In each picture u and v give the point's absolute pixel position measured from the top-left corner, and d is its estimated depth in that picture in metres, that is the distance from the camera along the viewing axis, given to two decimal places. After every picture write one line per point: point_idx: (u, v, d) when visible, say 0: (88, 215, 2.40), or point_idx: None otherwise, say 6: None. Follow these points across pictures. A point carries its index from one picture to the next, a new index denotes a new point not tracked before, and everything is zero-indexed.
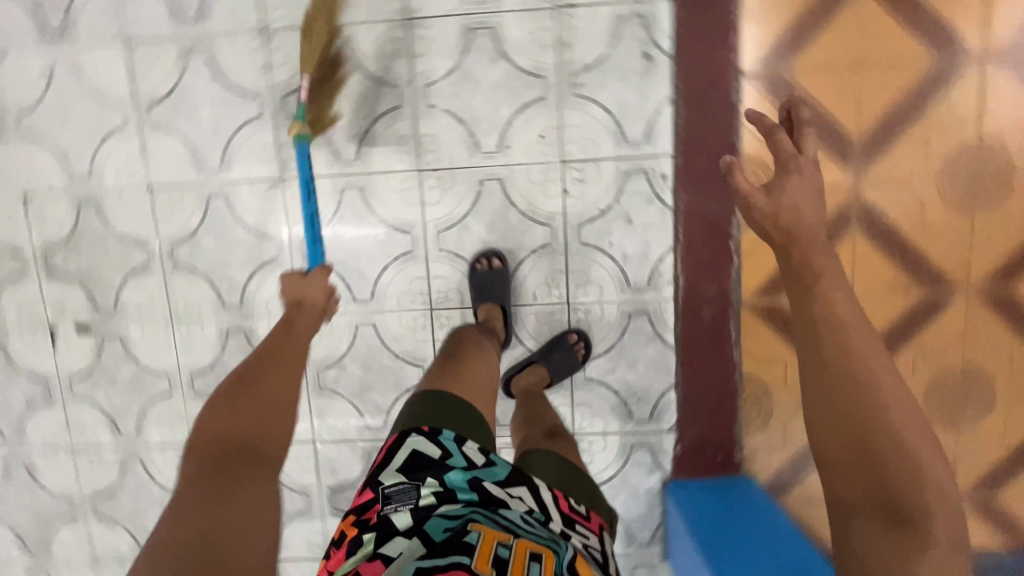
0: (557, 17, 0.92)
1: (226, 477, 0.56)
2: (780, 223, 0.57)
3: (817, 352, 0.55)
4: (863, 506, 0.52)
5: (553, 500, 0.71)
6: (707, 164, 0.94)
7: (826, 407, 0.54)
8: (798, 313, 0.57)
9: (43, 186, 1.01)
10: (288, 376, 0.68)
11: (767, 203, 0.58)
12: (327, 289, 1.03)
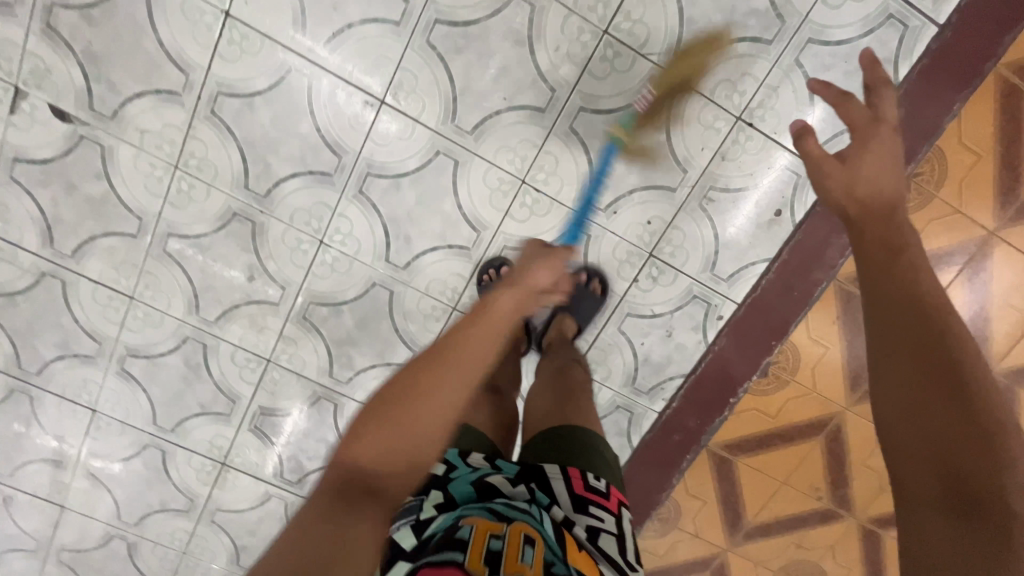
0: (690, 136, 0.90)
1: (380, 428, 0.45)
2: (854, 191, 0.53)
3: (897, 277, 0.47)
4: (928, 438, 0.43)
5: (565, 483, 0.66)
6: (765, 306, 0.98)
7: (900, 327, 0.46)
8: (873, 241, 0.50)
9: (43, 88, 0.85)
10: (480, 349, 0.52)
11: (841, 168, 0.55)
12: (333, 287, 0.97)
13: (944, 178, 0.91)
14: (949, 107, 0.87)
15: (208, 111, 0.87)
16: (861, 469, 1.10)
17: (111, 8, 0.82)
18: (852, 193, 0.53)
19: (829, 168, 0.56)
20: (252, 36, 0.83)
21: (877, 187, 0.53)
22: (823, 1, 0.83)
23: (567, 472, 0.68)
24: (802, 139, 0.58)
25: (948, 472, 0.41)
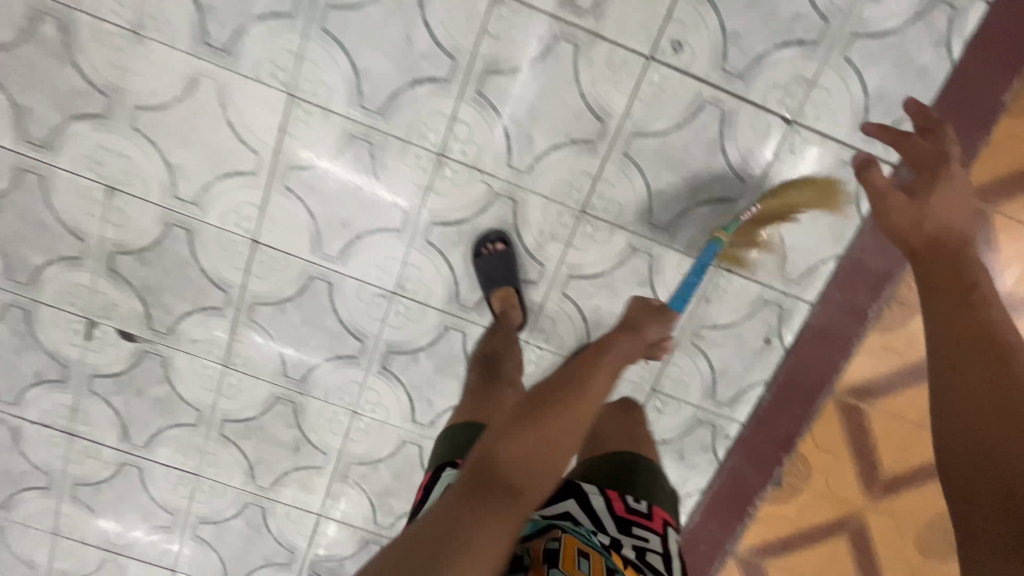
0: (674, 285, 0.97)
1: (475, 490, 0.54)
2: (924, 226, 0.64)
3: (964, 313, 0.56)
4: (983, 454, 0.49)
5: (603, 505, 0.72)
6: (783, 403, 1.03)
7: (972, 358, 0.53)
8: (945, 275, 0.60)
9: (112, 318, 1.01)
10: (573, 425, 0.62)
11: (904, 202, 0.66)
12: (370, 447, 1.08)
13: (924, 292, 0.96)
14: None
15: (247, 317, 1.01)
16: (891, 561, 1.12)
17: (160, 250, 0.97)
18: (920, 224, 0.64)
19: (897, 199, 0.66)
20: (278, 254, 0.97)
21: (947, 223, 0.63)
22: (778, 159, 0.91)
23: (605, 493, 0.73)
24: (868, 168, 0.69)
25: (1007, 491, 0.46)
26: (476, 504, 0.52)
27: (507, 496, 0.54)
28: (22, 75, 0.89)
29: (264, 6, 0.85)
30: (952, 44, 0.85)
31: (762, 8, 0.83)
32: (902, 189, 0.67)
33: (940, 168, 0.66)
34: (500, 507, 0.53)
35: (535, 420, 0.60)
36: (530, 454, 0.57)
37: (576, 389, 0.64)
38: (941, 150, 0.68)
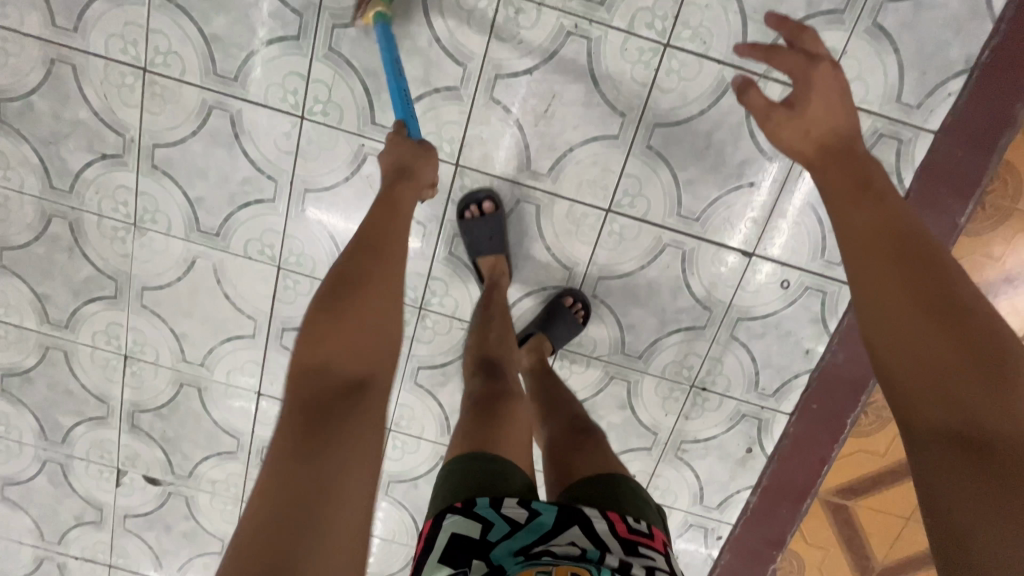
0: (654, 405, 1.02)
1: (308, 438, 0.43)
2: (810, 134, 0.56)
3: (872, 211, 0.48)
4: (930, 382, 0.40)
5: (608, 529, 0.60)
6: (771, 502, 1.06)
7: (888, 264, 0.45)
8: (839, 180, 0.52)
9: (137, 466, 1.10)
10: (378, 344, 0.51)
11: (788, 115, 0.57)
12: (382, 563, 1.16)
13: None
14: None
15: (257, 458, 1.09)
16: None
17: (174, 406, 1.06)
18: (810, 132, 0.56)
19: (779, 121, 0.58)
20: (280, 402, 1.04)
21: (831, 126, 0.56)
22: (741, 288, 0.94)
23: (607, 515, 0.61)
24: (744, 90, 0.60)
25: (970, 424, 0.38)
26: (288, 530, 0.39)
27: (309, 503, 0.40)
28: (38, 267, 0.98)
29: (246, 194, 0.92)
30: (902, 172, 0.88)
31: (710, 157, 0.88)
32: (782, 103, 0.58)
33: (813, 70, 0.57)
34: (357, 497, 0.42)
35: (376, 392, 0.48)
36: (361, 429, 0.45)
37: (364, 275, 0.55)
38: (813, 52, 0.59)
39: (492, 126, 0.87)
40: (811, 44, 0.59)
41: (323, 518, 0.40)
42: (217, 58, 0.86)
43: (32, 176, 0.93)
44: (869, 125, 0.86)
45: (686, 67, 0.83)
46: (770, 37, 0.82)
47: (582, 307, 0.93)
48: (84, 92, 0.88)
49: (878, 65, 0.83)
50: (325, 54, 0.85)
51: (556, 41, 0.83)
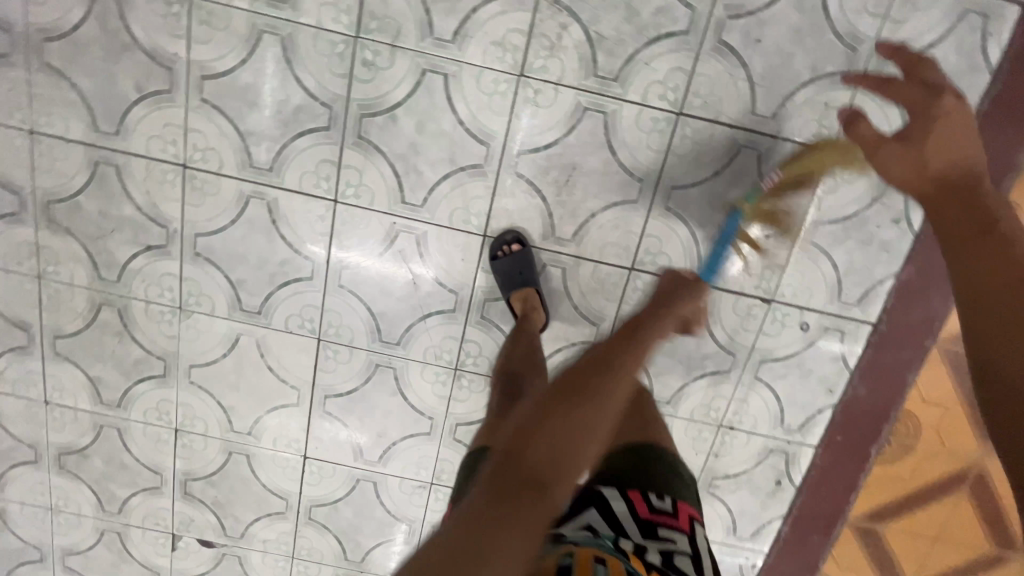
0: (684, 444, 1.06)
1: (563, 459, 0.54)
2: (926, 171, 0.60)
3: (994, 253, 0.52)
4: (995, 427, 0.48)
5: (626, 508, 0.73)
6: (803, 530, 1.10)
7: (995, 311, 0.50)
8: (965, 223, 0.56)
9: (192, 530, 1.16)
10: (613, 393, 0.64)
11: (902, 149, 0.62)
12: None
13: (921, 423, 1.02)
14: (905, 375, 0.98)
15: (305, 516, 1.13)
16: None
17: (224, 472, 1.11)
18: (926, 170, 0.60)
19: (893, 152, 0.63)
20: (326, 463, 1.09)
21: (955, 161, 0.60)
22: (762, 333, 0.98)
23: (627, 496, 0.75)
24: (855, 123, 0.66)
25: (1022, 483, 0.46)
26: (511, 510, 0.48)
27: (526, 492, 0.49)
28: (90, 351, 1.03)
29: (286, 274, 0.97)
30: (912, 217, 0.91)
31: (726, 214, 0.92)
32: (894, 137, 0.63)
33: (936, 104, 0.62)
34: (528, 506, 0.48)
35: (578, 408, 0.58)
36: (547, 458, 0.53)
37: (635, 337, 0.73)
38: (937, 86, 0.63)
39: (517, 198, 0.91)
40: (928, 86, 0.64)
41: (514, 518, 0.47)
42: (252, 151, 0.90)
43: (81, 269, 0.98)
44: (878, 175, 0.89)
45: (698, 133, 0.87)
46: (778, 100, 0.86)
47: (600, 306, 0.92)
48: (129, 190, 0.93)
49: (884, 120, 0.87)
50: (355, 142, 0.89)
51: (574, 117, 0.87)
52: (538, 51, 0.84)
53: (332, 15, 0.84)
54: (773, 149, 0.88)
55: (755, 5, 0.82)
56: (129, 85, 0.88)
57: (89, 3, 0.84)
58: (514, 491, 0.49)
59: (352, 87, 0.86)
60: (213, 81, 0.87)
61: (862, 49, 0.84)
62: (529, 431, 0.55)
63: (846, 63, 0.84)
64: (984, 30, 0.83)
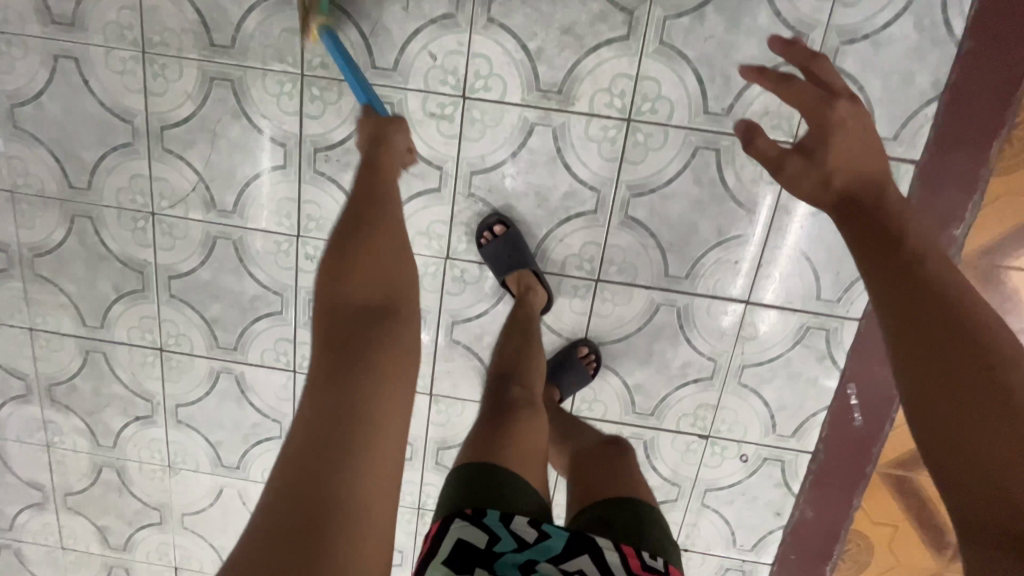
0: None
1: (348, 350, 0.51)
2: (814, 121, 0.52)
3: (879, 232, 0.45)
4: (943, 414, 0.39)
5: (619, 561, 0.58)
6: None
7: (914, 313, 0.41)
8: (854, 189, 0.48)
9: None
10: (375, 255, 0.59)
11: (790, 108, 0.54)
12: None
13: (872, 541, 1.03)
14: (845, 495, 1.01)
15: None
16: None
17: None
18: (831, 179, 0.49)
19: (770, 130, 0.53)
20: None
21: (826, 115, 0.52)
22: (703, 464, 1.02)
23: (620, 548, 0.60)
24: (762, 70, 0.56)
25: (986, 472, 0.37)
26: (333, 456, 0.45)
27: (309, 529, 0.41)
28: (96, 504, 1.15)
29: (258, 434, 1.06)
30: (835, 355, 0.94)
31: (654, 363, 0.97)
32: (796, 147, 0.52)
33: (829, 110, 0.52)
34: (381, 405, 0.48)
35: (360, 287, 0.56)
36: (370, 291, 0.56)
37: (344, 259, 0.58)
38: (831, 89, 0.53)
39: (456, 361, 0.98)
40: (806, 55, 0.55)
41: (365, 457, 0.45)
42: (218, 335, 1.01)
43: (83, 437, 1.10)
44: (797, 321, 0.93)
45: (617, 294, 0.93)
46: (689, 262, 0.91)
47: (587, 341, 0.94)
48: (117, 372, 1.05)
49: (795, 272, 0.91)
50: (306, 321, 0.98)
51: (499, 290, 0.94)
52: (460, 236, 0.92)
53: (275, 220, 0.93)
54: (691, 305, 0.93)
55: (656, 182, 0.87)
56: (108, 287, 0.99)
57: (69, 225, 0.96)
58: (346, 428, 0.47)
59: (299, 277, 0.96)
60: (180, 280, 0.98)
61: (764, 212, 0.88)
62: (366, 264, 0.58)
63: (751, 225, 0.89)
64: None
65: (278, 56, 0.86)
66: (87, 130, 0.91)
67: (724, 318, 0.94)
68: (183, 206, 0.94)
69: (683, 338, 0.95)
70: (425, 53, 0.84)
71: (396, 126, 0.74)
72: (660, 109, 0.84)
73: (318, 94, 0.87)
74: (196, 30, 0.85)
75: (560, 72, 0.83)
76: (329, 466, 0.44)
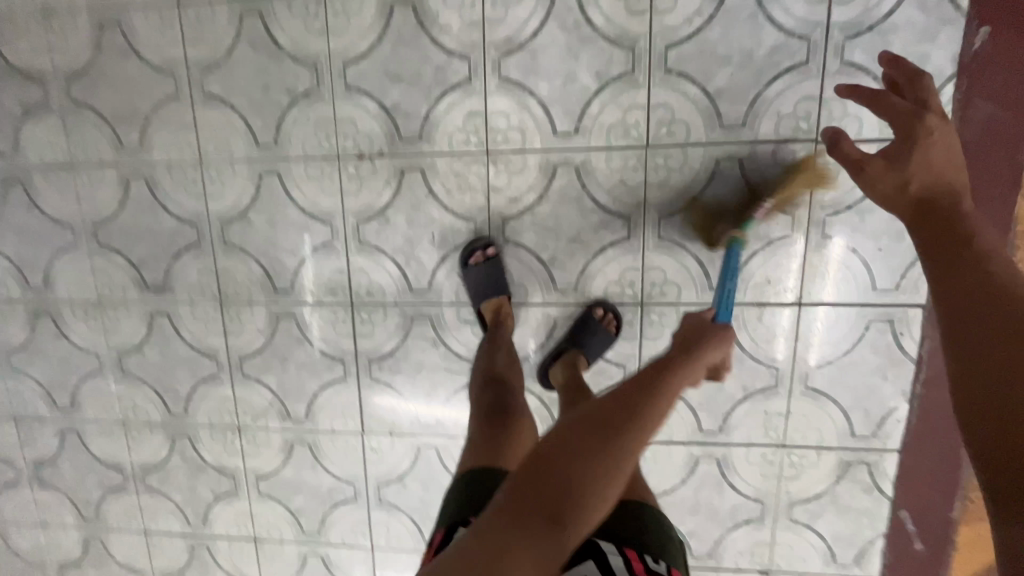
0: None
1: (612, 443, 0.61)
2: (908, 187, 0.63)
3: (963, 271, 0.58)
4: (978, 373, 0.54)
5: (620, 562, 0.67)
6: None
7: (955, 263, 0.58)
8: (941, 237, 0.60)
9: None
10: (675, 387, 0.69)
11: (884, 167, 0.64)
12: None
13: None
14: None
15: None
16: None
17: None
18: (906, 186, 0.63)
19: (874, 171, 0.65)
20: None
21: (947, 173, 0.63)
22: None
23: (625, 552, 0.68)
24: (838, 139, 0.66)
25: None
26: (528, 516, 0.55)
27: (545, 518, 0.55)
28: None
29: None
30: (883, 485, 0.97)
31: (703, 509, 1.02)
32: (881, 155, 0.64)
33: (917, 122, 0.64)
34: (571, 472, 0.58)
35: (648, 404, 0.65)
36: (598, 471, 0.58)
37: (625, 419, 0.62)
38: (921, 104, 0.64)
39: None
40: (919, 93, 0.65)
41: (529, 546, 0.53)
42: (303, 522, 1.13)
43: None
44: (836, 458, 0.97)
45: (657, 452, 1.00)
46: (720, 417, 0.97)
47: (613, 316, 0.92)
48: (219, 561, 1.18)
49: (824, 413, 0.95)
50: (378, 503, 1.09)
51: None
52: None
53: (342, 421, 1.06)
54: (730, 454, 0.99)
55: (676, 352, 0.95)
56: (207, 491, 1.14)
57: (171, 444, 1.13)
58: (537, 478, 0.57)
59: (368, 467, 1.08)
60: (266, 480, 1.12)
61: (783, 365, 0.94)
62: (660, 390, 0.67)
63: (773, 379, 0.95)
64: (895, 331, 0.90)
65: (331, 291, 1.00)
66: (181, 368, 1.08)
67: (763, 461, 0.99)
68: (264, 418, 1.08)
69: (727, 482, 1.00)
70: (454, 274, 0.96)
71: (721, 339, 0.76)
72: (669, 291, 0.93)
73: (368, 317, 1.00)
74: (263, 279, 1.01)
75: (574, 274, 0.94)
76: (520, 535, 0.53)
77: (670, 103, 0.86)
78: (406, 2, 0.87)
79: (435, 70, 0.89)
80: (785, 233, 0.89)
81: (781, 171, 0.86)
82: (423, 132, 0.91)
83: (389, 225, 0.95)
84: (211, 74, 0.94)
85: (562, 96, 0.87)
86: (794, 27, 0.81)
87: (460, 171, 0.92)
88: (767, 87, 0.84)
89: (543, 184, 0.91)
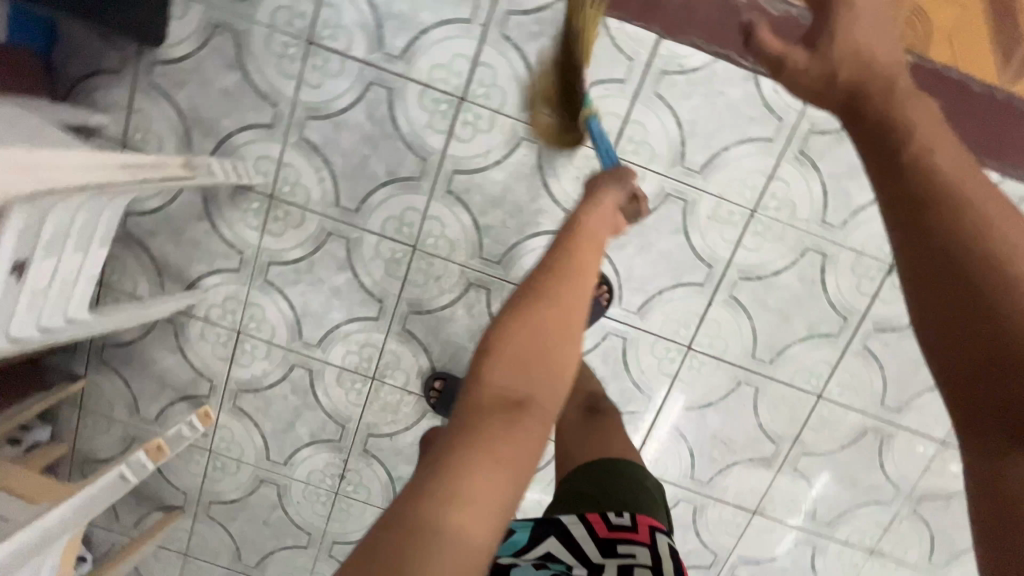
0: None
1: (557, 332, 0.47)
2: (837, 76, 0.47)
3: (923, 182, 0.42)
4: (939, 326, 0.41)
5: (585, 530, 0.60)
6: None
7: (925, 221, 0.41)
8: (874, 144, 0.44)
9: None
10: (589, 253, 0.55)
11: (797, 59, 0.47)
12: None
13: None
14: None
15: None
16: None
17: None
18: (834, 79, 0.47)
19: (800, 61, 0.47)
20: None
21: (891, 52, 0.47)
22: None
23: (585, 517, 0.62)
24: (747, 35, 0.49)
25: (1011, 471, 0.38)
26: (488, 432, 0.40)
27: (502, 412, 0.42)
28: None
29: None
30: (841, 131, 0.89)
31: (788, 309, 0.96)
32: (805, 43, 0.48)
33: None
34: (509, 425, 0.41)
35: (565, 284, 0.50)
36: (514, 368, 0.44)
37: (517, 296, 0.48)
38: None
39: (726, 483, 1.05)
40: None
41: (489, 445, 0.39)
42: None
43: None
44: (790, 163, 0.90)
45: (707, 331, 0.98)
46: (697, 262, 0.94)
47: (605, 288, 0.95)
48: None
49: (734, 163, 0.90)
50: None
51: (674, 432, 1.03)
52: None
53: None
54: (740, 265, 0.94)
55: (613, 281, 0.96)
56: None
57: None
58: (500, 418, 0.41)
59: None
60: None
61: (668, 187, 0.91)
62: (557, 275, 0.50)
63: (677, 200, 0.92)
64: (674, 75, 0.87)
65: None
66: None
67: (762, 235, 0.93)
68: None
69: (768, 278, 0.95)
70: None
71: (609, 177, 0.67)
72: None
73: None
74: None
75: None
76: (451, 471, 0.38)
77: (383, 215, 0.94)
78: (235, 393, 1.03)
79: (295, 393, 1.02)
80: (537, 151, 0.90)
81: (478, 139, 0.90)
82: (338, 420, 1.04)
83: (406, 477, 1.06)
84: (241, 554, 1.12)
85: (348, 302, 0.98)
86: (356, 92, 0.88)
87: (381, 404, 1.03)
88: (399, 131, 0.90)
89: (416, 343, 1.00)
